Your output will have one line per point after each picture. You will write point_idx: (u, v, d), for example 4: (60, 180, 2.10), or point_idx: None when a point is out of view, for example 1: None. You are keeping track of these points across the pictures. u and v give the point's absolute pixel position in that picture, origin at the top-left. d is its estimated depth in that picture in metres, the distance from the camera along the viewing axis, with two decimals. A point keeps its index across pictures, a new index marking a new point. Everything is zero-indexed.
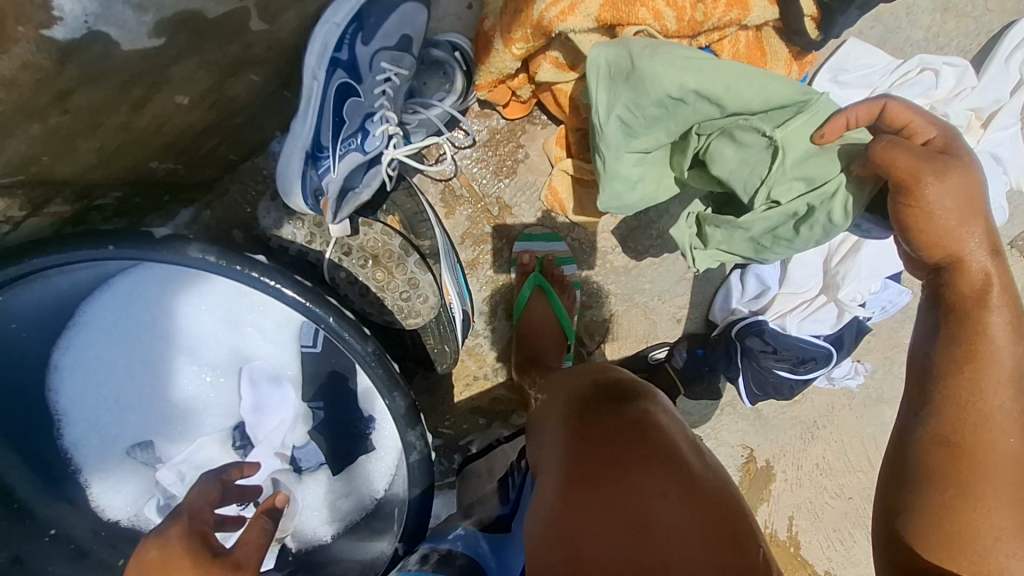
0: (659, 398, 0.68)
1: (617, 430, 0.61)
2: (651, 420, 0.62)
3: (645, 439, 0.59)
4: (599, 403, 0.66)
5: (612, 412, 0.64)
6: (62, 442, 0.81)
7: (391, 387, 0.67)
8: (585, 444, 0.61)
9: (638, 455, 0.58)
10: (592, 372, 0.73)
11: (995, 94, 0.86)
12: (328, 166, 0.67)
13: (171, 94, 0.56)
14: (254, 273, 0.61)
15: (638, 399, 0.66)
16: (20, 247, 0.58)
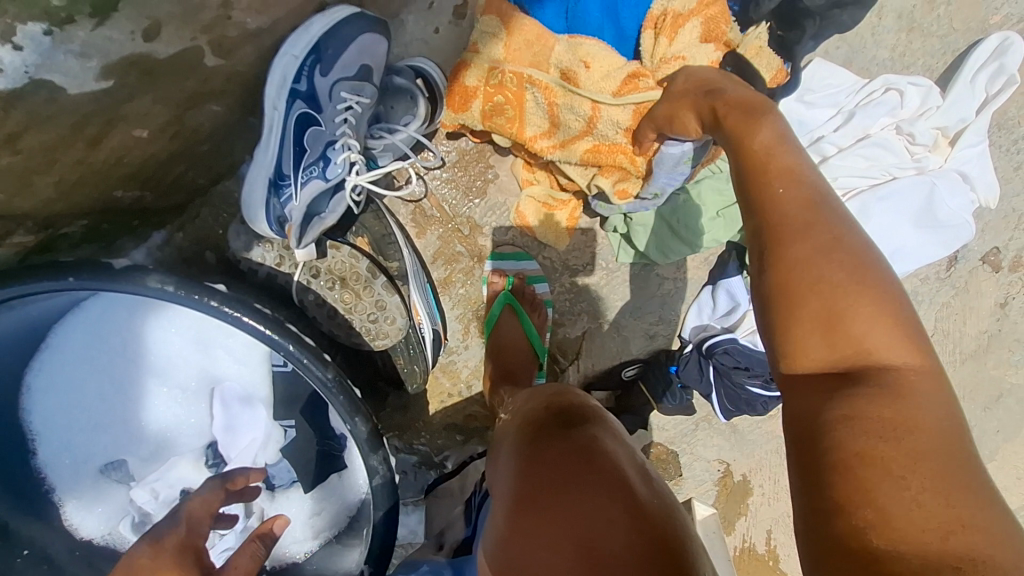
0: (614, 423, 0.67)
1: (567, 454, 0.61)
2: (606, 441, 0.63)
3: (592, 466, 0.59)
4: (550, 428, 0.65)
5: (561, 437, 0.63)
6: (35, 462, 0.82)
7: (351, 413, 0.67)
8: (536, 473, 0.61)
9: (585, 481, 0.58)
10: (550, 396, 0.73)
11: (960, 113, 0.86)
12: (290, 194, 0.68)
13: (128, 129, 0.57)
14: (213, 302, 0.62)
15: (591, 423, 0.65)
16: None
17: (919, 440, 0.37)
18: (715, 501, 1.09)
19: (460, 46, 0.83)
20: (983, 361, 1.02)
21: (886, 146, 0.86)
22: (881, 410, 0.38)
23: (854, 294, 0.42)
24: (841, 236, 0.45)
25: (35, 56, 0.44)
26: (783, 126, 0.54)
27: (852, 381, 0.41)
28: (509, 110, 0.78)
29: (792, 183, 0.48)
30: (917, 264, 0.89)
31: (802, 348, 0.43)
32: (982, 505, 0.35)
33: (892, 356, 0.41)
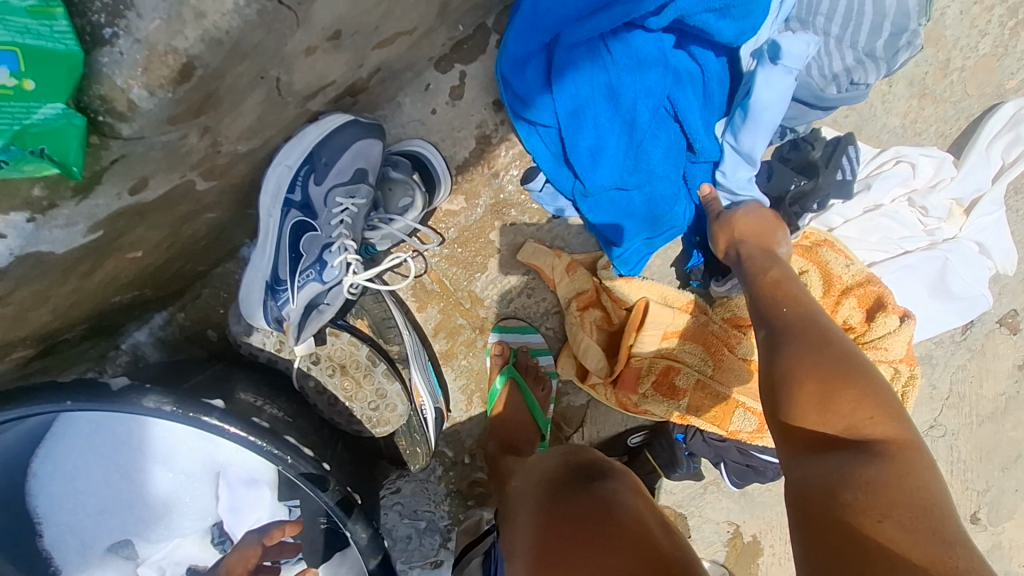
0: (634, 479, 0.69)
1: (585, 510, 0.62)
2: (624, 493, 0.65)
3: (613, 518, 0.60)
4: (570, 486, 0.67)
5: (582, 491, 0.65)
6: (41, 544, 0.82)
7: (355, 521, 0.67)
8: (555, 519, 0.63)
9: (606, 538, 0.58)
10: (565, 453, 0.74)
11: (975, 183, 0.83)
12: (287, 297, 0.68)
13: (122, 255, 0.57)
14: (210, 418, 0.62)
15: (609, 478, 0.67)
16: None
17: (906, 494, 0.42)
18: (725, 561, 1.07)
19: (458, 125, 0.81)
20: (1000, 422, 1.01)
21: (899, 218, 0.83)
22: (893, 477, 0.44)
23: (846, 382, 0.51)
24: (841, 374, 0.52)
25: (19, 238, 0.41)
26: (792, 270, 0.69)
27: (857, 449, 0.47)
28: (716, 415, 0.87)
29: (796, 306, 0.62)
30: (931, 334, 0.86)
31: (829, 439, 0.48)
32: (950, 526, 0.40)
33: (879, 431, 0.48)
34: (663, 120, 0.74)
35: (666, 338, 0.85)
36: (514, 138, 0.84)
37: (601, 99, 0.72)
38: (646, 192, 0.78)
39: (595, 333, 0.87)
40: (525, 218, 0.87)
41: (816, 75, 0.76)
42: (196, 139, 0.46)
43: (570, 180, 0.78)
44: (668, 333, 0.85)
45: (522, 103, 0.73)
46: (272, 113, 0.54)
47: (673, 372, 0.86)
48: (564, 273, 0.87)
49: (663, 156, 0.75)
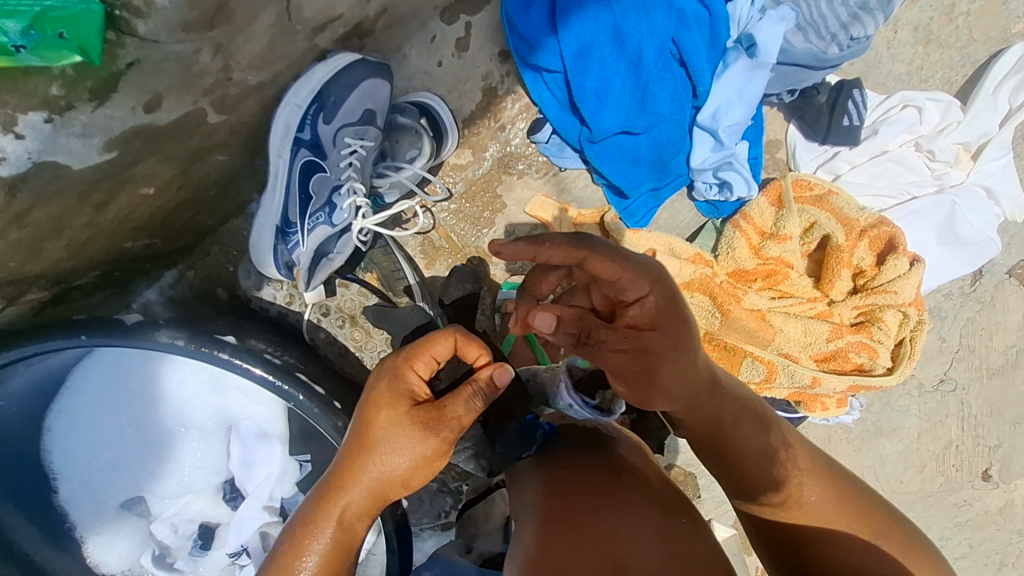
0: (642, 447, 0.68)
1: (590, 473, 0.61)
2: (628, 457, 0.64)
3: (620, 482, 0.59)
4: (575, 447, 0.65)
5: (586, 454, 0.64)
6: (55, 500, 0.83)
7: None
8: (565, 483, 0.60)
9: (613, 496, 0.57)
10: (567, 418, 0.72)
11: (982, 127, 0.83)
12: (298, 240, 0.68)
13: (134, 189, 0.57)
14: (223, 354, 0.62)
15: (614, 443, 0.66)
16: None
17: None
18: (735, 521, 1.07)
19: (464, 77, 0.82)
20: (1010, 376, 1.00)
21: (906, 164, 0.83)
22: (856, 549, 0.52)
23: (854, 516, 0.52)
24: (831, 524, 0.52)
25: (36, 144, 0.42)
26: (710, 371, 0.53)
27: None
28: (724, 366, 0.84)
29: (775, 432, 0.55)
30: (941, 281, 0.86)
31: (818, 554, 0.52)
32: None
33: (819, 497, 0.53)
34: (669, 61, 0.74)
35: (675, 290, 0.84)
36: (520, 90, 0.84)
37: (607, 40, 0.72)
38: (654, 138, 0.78)
39: None
40: (532, 171, 0.88)
41: (812, 39, 0.75)
42: (208, 57, 0.47)
43: (577, 127, 0.78)
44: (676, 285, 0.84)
45: (528, 46, 0.73)
46: (281, 42, 0.54)
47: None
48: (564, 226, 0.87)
49: (669, 100, 0.75)
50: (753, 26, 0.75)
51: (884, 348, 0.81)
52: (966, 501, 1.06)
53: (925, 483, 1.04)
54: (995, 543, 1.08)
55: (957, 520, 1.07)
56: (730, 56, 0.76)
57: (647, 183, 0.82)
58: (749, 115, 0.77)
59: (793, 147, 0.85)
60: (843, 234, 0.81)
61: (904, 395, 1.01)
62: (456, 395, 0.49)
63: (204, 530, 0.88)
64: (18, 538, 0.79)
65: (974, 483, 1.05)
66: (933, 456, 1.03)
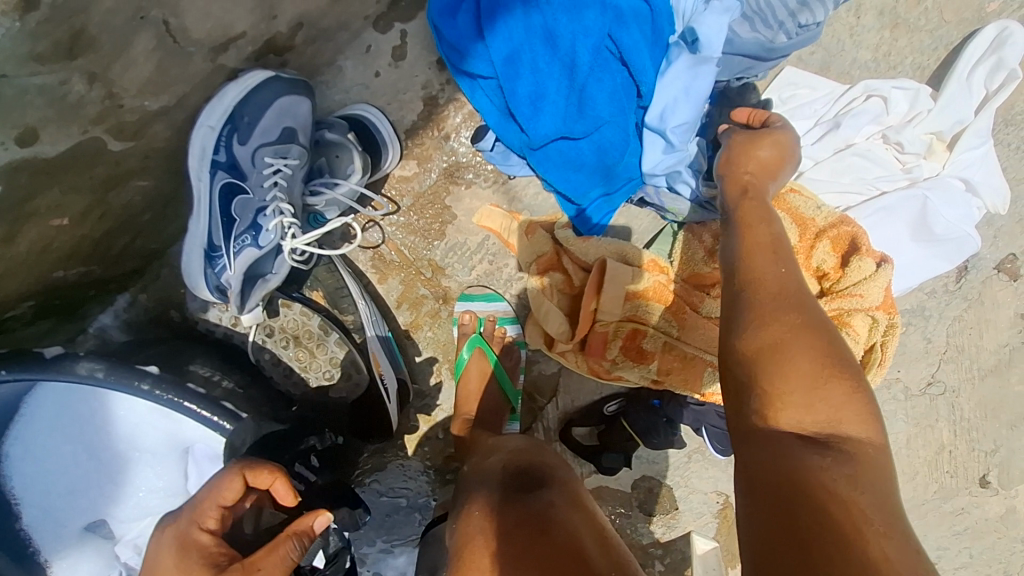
0: (578, 488, 0.61)
1: (521, 523, 0.54)
2: (561, 505, 0.56)
3: (547, 536, 0.52)
4: (509, 491, 0.58)
5: (515, 503, 0.57)
6: (18, 526, 0.81)
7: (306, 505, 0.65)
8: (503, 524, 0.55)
9: (544, 552, 0.50)
10: (509, 453, 0.66)
11: (956, 115, 0.77)
12: (224, 263, 0.67)
13: (44, 221, 0.57)
14: (145, 385, 0.61)
15: (547, 487, 0.58)
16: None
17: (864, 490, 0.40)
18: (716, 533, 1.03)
19: (403, 87, 0.80)
20: (1005, 376, 0.94)
21: (872, 157, 0.78)
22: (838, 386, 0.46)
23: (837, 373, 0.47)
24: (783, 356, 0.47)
25: None
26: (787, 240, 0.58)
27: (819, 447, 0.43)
28: (684, 377, 0.82)
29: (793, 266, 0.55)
30: (916, 282, 0.80)
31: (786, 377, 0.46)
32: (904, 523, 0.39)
33: (802, 347, 0.48)
34: (606, 61, 0.70)
35: (630, 299, 0.81)
36: (462, 97, 0.81)
37: (539, 42, 0.69)
38: (596, 141, 0.74)
39: (558, 292, 0.85)
40: (480, 181, 0.85)
41: (759, 29, 0.71)
42: (83, 87, 0.47)
43: (517, 134, 0.75)
44: (630, 293, 0.81)
45: (459, 54, 0.71)
46: (174, 64, 0.53)
47: (642, 337, 0.82)
48: (515, 234, 0.85)
49: (608, 101, 0.72)
50: (696, 19, 0.70)
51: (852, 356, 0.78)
52: (963, 509, 1.00)
53: (916, 490, 0.99)
54: (998, 552, 1.02)
55: (954, 529, 1.01)
56: (674, 53, 0.72)
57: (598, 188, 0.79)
58: (697, 114, 0.73)
59: None
60: (798, 235, 0.77)
61: (890, 400, 0.95)
62: (269, 553, 0.50)
63: None
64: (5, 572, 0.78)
65: (971, 489, 0.99)
66: (924, 463, 0.98)
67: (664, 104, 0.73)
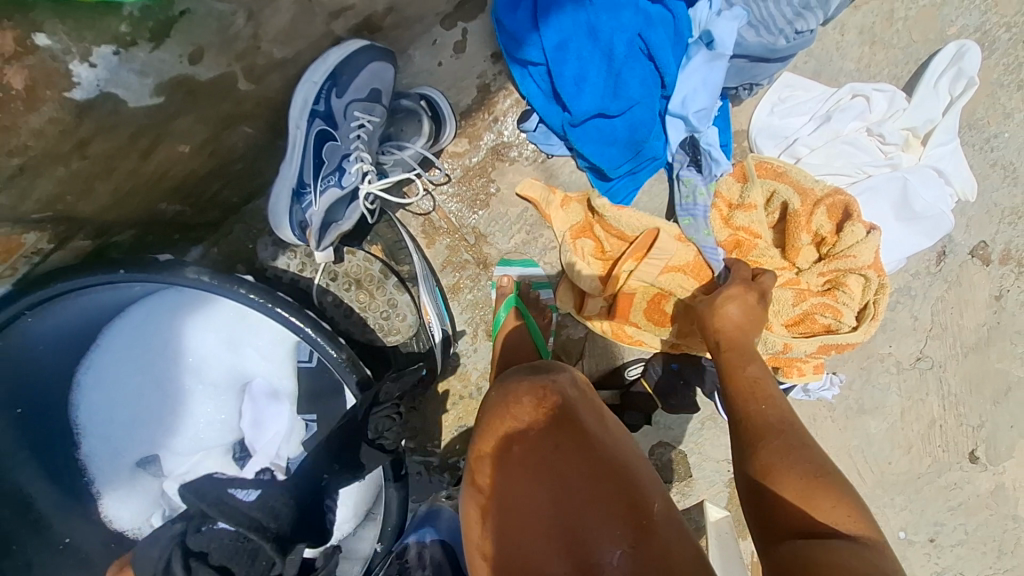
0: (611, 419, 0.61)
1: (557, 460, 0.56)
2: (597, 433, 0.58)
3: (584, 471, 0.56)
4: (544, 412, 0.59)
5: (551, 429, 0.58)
6: (78, 454, 0.91)
7: (375, 410, 0.77)
8: (508, 512, 0.56)
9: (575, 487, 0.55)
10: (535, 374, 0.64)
11: (926, 114, 0.92)
12: (310, 201, 0.78)
13: (175, 144, 0.67)
14: (243, 290, 0.70)
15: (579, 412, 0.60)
16: (30, 285, 0.69)
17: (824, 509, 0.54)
18: (727, 502, 1.10)
19: (462, 75, 0.93)
20: (985, 353, 1.04)
21: (859, 145, 0.92)
22: (833, 501, 0.54)
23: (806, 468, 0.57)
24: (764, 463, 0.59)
25: (104, 72, 0.53)
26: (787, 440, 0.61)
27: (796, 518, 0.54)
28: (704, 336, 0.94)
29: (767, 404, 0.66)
30: (901, 255, 0.93)
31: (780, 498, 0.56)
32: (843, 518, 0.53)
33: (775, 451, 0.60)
34: (637, 52, 0.85)
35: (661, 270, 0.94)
36: (511, 86, 0.95)
37: (583, 35, 0.83)
38: (627, 120, 0.87)
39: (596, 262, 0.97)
40: (522, 159, 0.98)
41: (763, 34, 0.85)
42: (241, 21, 0.59)
43: (560, 114, 0.89)
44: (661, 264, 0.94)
45: (516, 43, 0.85)
46: (300, 21, 0.66)
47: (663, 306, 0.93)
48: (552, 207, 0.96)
49: (637, 85, 0.85)
50: (711, 24, 0.85)
51: (848, 310, 0.89)
52: (955, 484, 1.07)
53: (912, 463, 1.06)
54: (992, 530, 1.09)
55: (949, 504, 1.08)
56: (693, 51, 0.87)
57: (625, 168, 0.92)
58: (713, 102, 0.87)
59: (755, 134, 0.95)
60: (800, 201, 0.90)
61: (884, 372, 1.05)
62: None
63: None
64: (41, 501, 0.87)
65: (961, 464, 1.07)
66: (917, 436, 1.06)
67: (682, 90, 0.87)
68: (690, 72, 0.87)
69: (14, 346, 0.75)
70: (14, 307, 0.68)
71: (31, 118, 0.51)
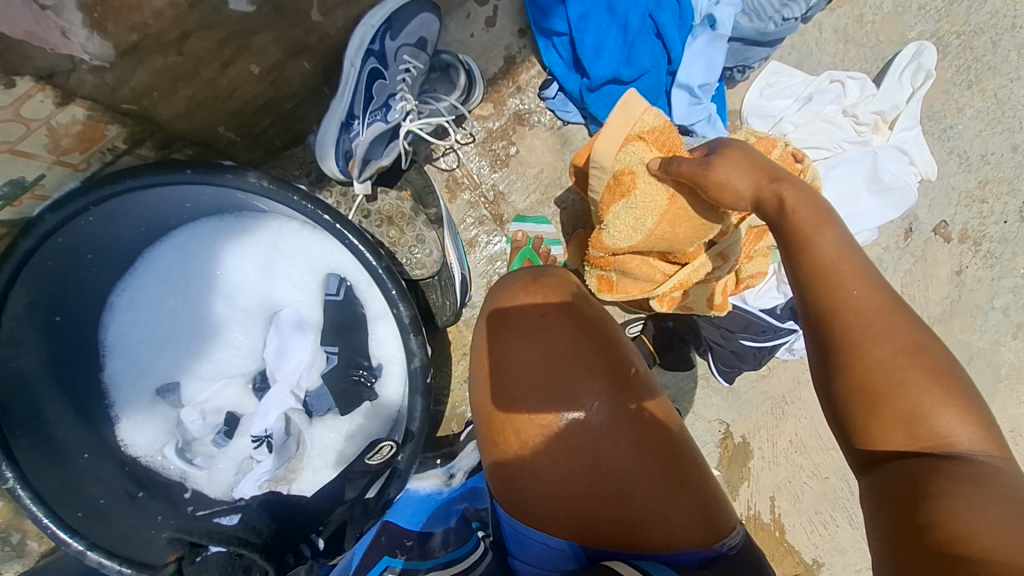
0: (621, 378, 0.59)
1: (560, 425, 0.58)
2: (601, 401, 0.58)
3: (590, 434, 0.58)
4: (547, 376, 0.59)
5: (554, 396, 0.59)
6: (103, 376, 0.94)
7: (412, 325, 0.81)
8: (522, 476, 0.59)
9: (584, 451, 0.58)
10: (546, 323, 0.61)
11: (892, 100, 1.06)
12: (358, 131, 0.86)
13: (248, 61, 0.76)
14: (296, 197, 0.77)
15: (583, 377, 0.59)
16: (97, 181, 0.75)
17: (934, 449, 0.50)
18: (718, 462, 1.16)
19: (490, 46, 1.04)
20: (949, 325, 1.15)
21: (835, 123, 1.06)
22: (953, 404, 0.51)
23: (924, 395, 0.51)
24: (876, 385, 0.53)
25: None
26: (892, 342, 0.53)
27: (920, 453, 0.50)
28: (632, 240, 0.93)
29: (865, 285, 0.57)
30: (871, 224, 1.05)
31: (887, 436, 0.52)
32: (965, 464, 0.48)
33: (885, 356, 0.53)
34: (649, 27, 0.97)
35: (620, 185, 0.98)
36: (533, 59, 1.07)
37: (603, 10, 0.96)
38: (637, 88, 0.99)
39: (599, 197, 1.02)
40: (540, 125, 1.08)
41: (755, 21, 0.99)
42: None
43: (578, 80, 1.01)
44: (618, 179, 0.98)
45: (543, 14, 0.97)
46: None
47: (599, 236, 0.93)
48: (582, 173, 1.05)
49: (647, 55, 0.98)
50: (712, 10, 0.98)
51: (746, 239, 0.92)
52: None
53: None
54: None
55: None
56: (697, 31, 1.00)
57: None
58: (713, 77, 1.00)
59: (747, 113, 1.08)
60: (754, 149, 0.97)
61: None
62: None
63: (229, 419, 1.00)
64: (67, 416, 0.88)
65: None
66: None
67: (686, 64, 1.00)
68: (692, 50, 1.00)
69: (70, 245, 0.80)
70: (81, 199, 0.74)
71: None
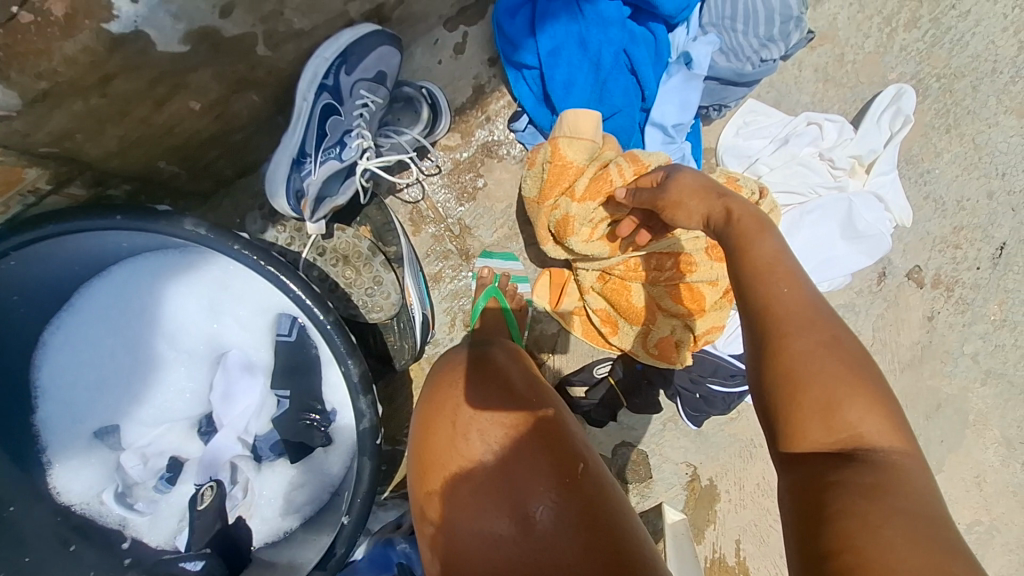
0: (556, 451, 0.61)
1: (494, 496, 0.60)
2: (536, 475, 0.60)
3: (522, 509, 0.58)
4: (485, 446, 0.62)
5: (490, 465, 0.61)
6: (34, 419, 0.88)
7: (362, 381, 0.78)
8: (454, 549, 0.59)
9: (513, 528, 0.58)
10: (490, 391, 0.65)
11: (870, 144, 1.04)
12: (309, 170, 0.81)
13: (187, 98, 0.70)
14: (236, 246, 0.72)
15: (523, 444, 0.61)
16: (19, 223, 0.68)
17: (863, 464, 0.45)
18: (683, 505, 1.13)
19: (458, 75, 0.99)
20: (919, 370, 1.14)
21: (811, 167, 1.03)
22: (868, 400, 0.47)
23: (851, 391, 0.47)
24: (795, 369, 0.49)
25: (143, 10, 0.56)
26: (815, 335, 0.50)
27: (846, 457, 0.46)
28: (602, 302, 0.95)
29: (796, 284, 0.54)
30: (846, 271, 1.02)
31: (806, 429, 0.48)
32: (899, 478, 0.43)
33: (811, 351, 0.49)
34: (622, 64, 0.93)
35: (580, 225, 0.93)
36: (504, 89, 1.02)
37: (575, 45, 0.92)
38: (608, 127, 0.96)
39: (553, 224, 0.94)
40: (510, 158, 1.04)
41: (733, 61, 0.96)
42: None
43: (549, 116, 0.96)
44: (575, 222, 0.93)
45: (512, 46, 0.92)
46: None
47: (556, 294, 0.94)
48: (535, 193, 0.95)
49: (619, 94, 0.94)
50: (688, 47, 0.96)
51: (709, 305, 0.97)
52: None
53: None
54: None
55: None
56: (672, 69, 0.96)
57: None
58: (688, 117, 0.96)
59: (722, 153, 1.05)
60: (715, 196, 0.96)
61: None
62: None
63: (173, 464, 0.95)
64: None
65: None
66: None
67: (660, 103, 0.96)
68: (666, 89, 0.96)
69: None
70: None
71: (65, 44, 0.53)
